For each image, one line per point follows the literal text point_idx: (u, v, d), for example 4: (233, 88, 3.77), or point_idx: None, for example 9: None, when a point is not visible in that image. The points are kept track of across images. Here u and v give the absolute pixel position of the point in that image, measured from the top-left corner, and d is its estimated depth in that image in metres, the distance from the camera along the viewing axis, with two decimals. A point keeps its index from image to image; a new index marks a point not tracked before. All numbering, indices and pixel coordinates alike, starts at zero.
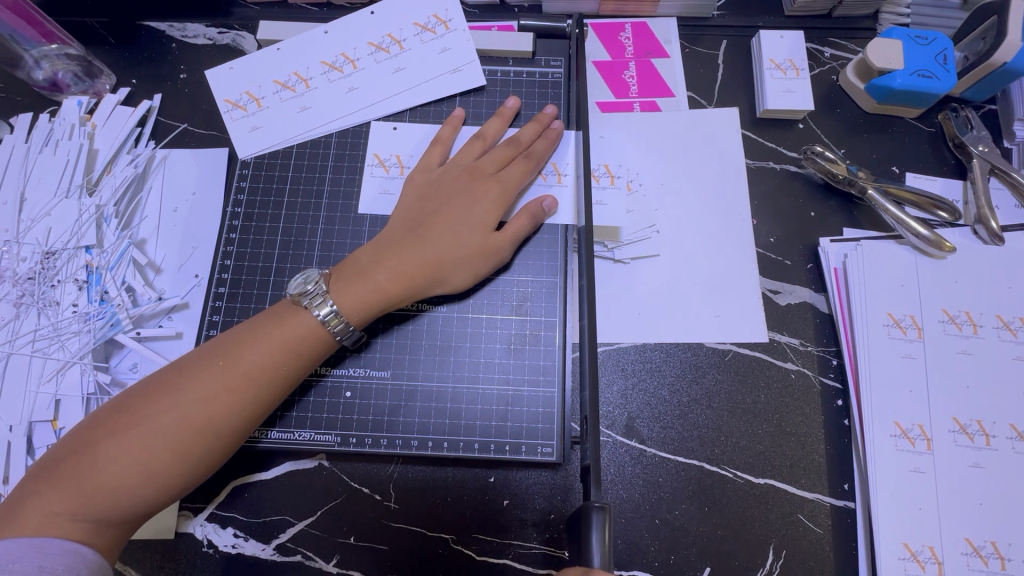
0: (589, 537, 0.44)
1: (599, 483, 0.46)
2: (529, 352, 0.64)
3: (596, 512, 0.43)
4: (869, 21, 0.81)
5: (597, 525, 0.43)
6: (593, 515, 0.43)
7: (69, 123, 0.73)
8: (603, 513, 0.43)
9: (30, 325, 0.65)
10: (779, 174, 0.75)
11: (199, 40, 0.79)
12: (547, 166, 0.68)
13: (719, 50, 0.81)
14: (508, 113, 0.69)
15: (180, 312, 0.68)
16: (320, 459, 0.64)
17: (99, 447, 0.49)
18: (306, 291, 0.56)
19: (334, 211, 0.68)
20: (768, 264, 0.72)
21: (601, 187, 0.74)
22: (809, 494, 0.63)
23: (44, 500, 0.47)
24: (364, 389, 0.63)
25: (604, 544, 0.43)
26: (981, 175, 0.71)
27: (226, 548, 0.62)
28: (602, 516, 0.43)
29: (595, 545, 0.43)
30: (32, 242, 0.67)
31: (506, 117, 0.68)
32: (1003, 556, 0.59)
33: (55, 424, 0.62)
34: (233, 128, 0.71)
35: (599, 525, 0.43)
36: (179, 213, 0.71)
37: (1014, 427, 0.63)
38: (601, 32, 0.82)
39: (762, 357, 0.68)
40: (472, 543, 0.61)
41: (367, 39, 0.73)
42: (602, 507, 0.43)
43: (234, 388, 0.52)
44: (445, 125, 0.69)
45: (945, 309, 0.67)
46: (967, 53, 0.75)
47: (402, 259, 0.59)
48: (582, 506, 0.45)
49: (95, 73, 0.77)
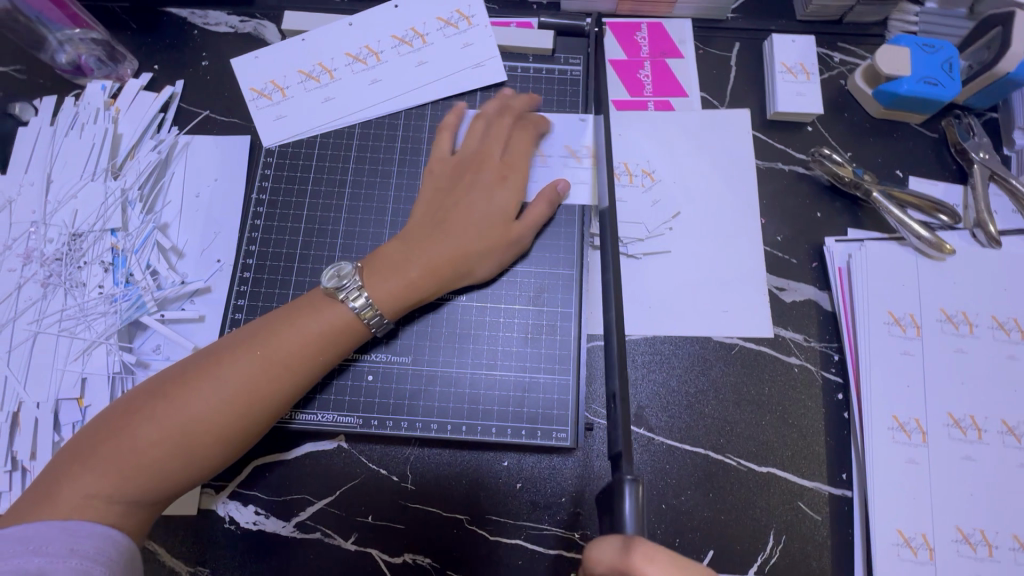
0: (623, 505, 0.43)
1: (630, 458, 0.46)
2: (545, 342, 0.66)
3: (629, 484, 0.43)
4: (878, 27, 0.83)
5: (630, 495, 0.43)
6: (626, 486, 0.43)
7: (94, 107, 0.74)
8: (636, 484, 0.43)
9: (57, 305, 0.66)
10: (788, 175, 0.77)
11: (222, 28, 0.80)
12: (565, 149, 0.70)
13: (731, 52, 0.83)
14: (527, 103, 0.71)
15: (203, 296, 0.69)
16: (340, 441, 0.66)
17: (137, 431, 0.51)
18: (341, 284, 0.58)
19: (357, 200, 0.70)
20: (774, 262, 0.74)
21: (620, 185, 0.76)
22: (809, 483, 0.66)
23: (82, 482, 0.49)
24: (386, 373, 0.65)
25: (637, 513, 0.43)
26: (981, 180, 0.74)
27: (248, 524, 0.64)
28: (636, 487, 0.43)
29: (628, 512, 0.43)
30: (58, 223, 0.69)
31: (523, 104, 0.70)
32: (991, 543, 0.62)
33: (82, 402, 0.64)
34: (258, 116, 0.72)
35: (631, 495, 0.43)
36: (202, 199, 0.73)
37: (1005, 422, 0.66)
38: (618, 32, 0.84)
39: (767, 351, 0.71)
40: (485, 523, 0.63)
41: (391, 32, 0.74)
42: (636, 479, 0.43)
43: (268, 378, 0.54)
44: (449, 113, 0.70)
45: (943, 309, 0.70)
46: (972, 62, 0.78)
47: (432, 253, 0.61)
48: (614, 479, 0.45)
49: (118, 58, 0.78)
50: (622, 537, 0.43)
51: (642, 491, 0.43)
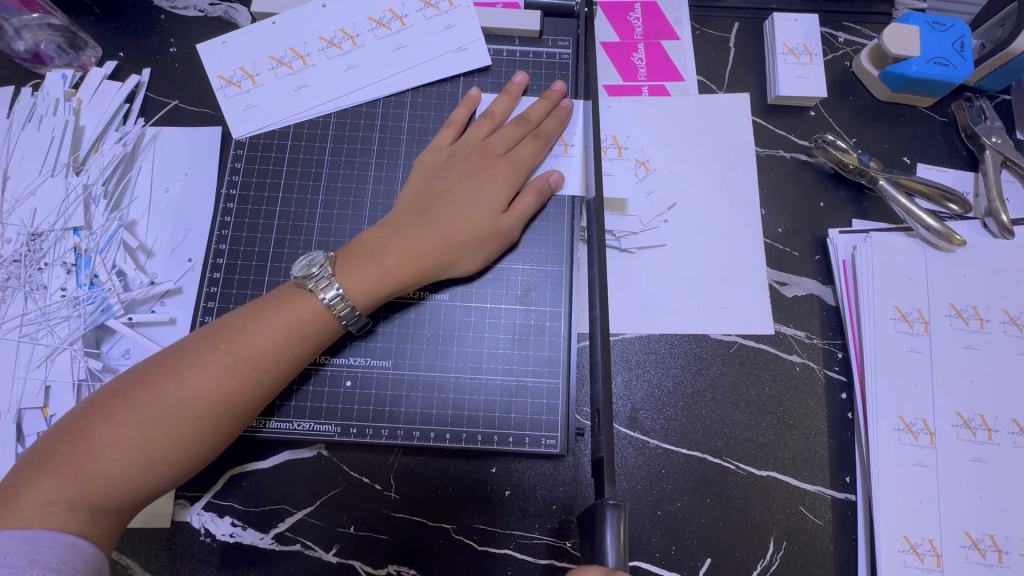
0: (603, 535, 0.43)
1: (613, 480, 0.45)
2: (533, 343, 0.62)
3: (610, 510, 0.42)
4: (885, 5, 0.79)
5: (611, 522, 0.42)
6: (606, 512, 0.42)
7: (53, 98, 0.69)
8: (617, 510, 0.42)
9: (17, 309, 0.63)
10: (789, 163, 0.73)
11: (190, 11, 0.76)
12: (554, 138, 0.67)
13: (730, 32, 0.78)
14: (516, 89, 0.66)
15: (174, 297, 0.66)
16: (319, 448, 0.63)
17: (97, 433, 0.47)
18: (311, 274, 0.54)
19: (333, 195, 0.66)
20: (775, 255, 0.70)
21: (608, 159, 0.73)
22: (811, 487, 0.63)
23: (38, 489, 0.46)
24: (365, 378, 0.62)
25: (619, 542, 0.42)
26: (993, 166, 0.70)
27: (224, 536, 0.61)
28: (618, 514, 0.42)
29: (609, 544, 0.42)
30: (17, 223, 0.65)
31: (513, 93, 0.66)
32: (1001, 549, 0.60)
33: (46, 411, 0.61)
34: (227, 105, 0.68)
35: (613, 522, 0.42)
36: (171, 194, 0.69)
37: (1016, 422, 0.63)
38: (610, 13, 0.80)
39: (767, 349, 0.68)
40: (472, 533, 0.60)
41: (367, 14, 0.69)
42: (616, 505, 0.42)
43: (235, 374, 0.51)
44: (460, 105, 0.66)
45: (952, 303, 0.66)
46: (984, 40, 0.73)
47: (411, 243, 0.58)
48: (596, 504, 0.44)
49: (79, 45, 0.73)
50: (603, 568, 0.42)
51: (623, 518, 0.42)
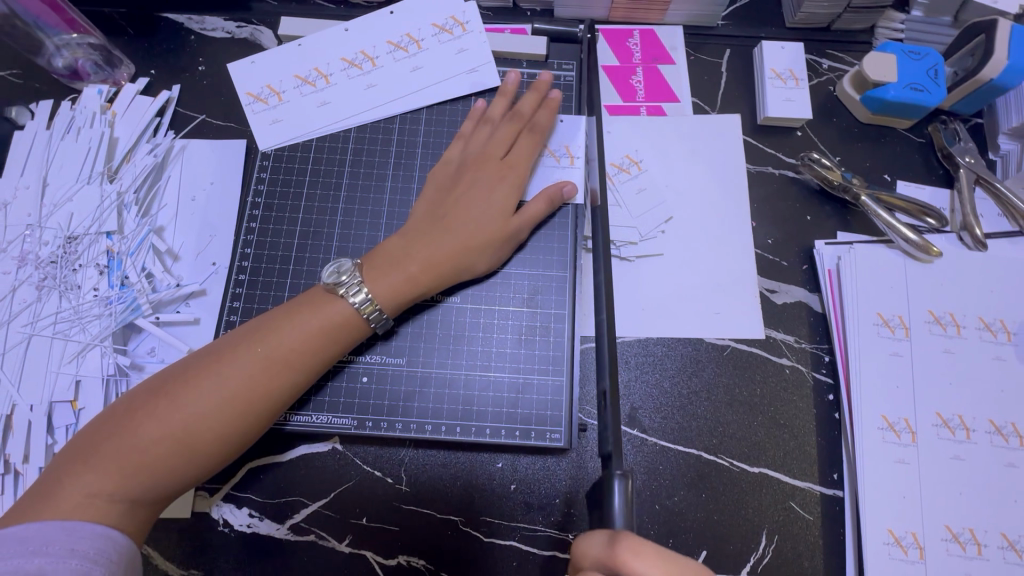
0: (612, 502, 0.45)
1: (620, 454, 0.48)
2: (538, 342, 0.66)
3: (619, 479, 0.45)
4: (865, 35, 0.85)
5: (620, 491, 0.45)
6: (615, 481, 0.45)
7: (90, 111, 0.74)
8: (625, 480, 0.45)
9: (52, 307, 0.66)
10: (778, 179, 0.79)
11: (218, 33, 0.81)
12: (560, 149, 0.71)
13: (722, 58, 0.84)
14: (509, 88, 0.71)
15: (198, 298, 0.69)
16: (334, 443, 0.66)
17: (139, 428, 0.51)
18: (341, 281, 0.58)
19: (352, 204, 0.71)
20: (765, 265, 0.75)
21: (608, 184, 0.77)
22: (800, 483, 0.67)
23: (83, 481, 0.49)
24: (380, 374, 0.65)
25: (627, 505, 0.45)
26: (968, 184, 0.74)
27: (242, 527, 0.64)
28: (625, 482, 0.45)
29: (618, 508, 0.45)
30: (54, 226, 0.69)
31: (508, 92, 0.71)
32: (980, 542, 0.63)
33: (76, 405, 0.64)
34: (254, 120, 0.73)
35: (621, 491, 0.45)
36: (198, 202, 0.73)
37: (992, 422, 0.67)
38: (610, 38, 0.85)
39: (759, 353, 0.72)
40: (480, 525, 0.64)
41: (386, 38, 0.75)
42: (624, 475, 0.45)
43: (269, 373, 0.54)
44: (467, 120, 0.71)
45: (931, 311, 0.71)
46: (957, 68, 0.79)
47: (432, 250, 0.62)
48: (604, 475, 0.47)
49: (114, 63, 0.78)
50: (610, 531, 0.44)
51: (631, 488, 0.45)
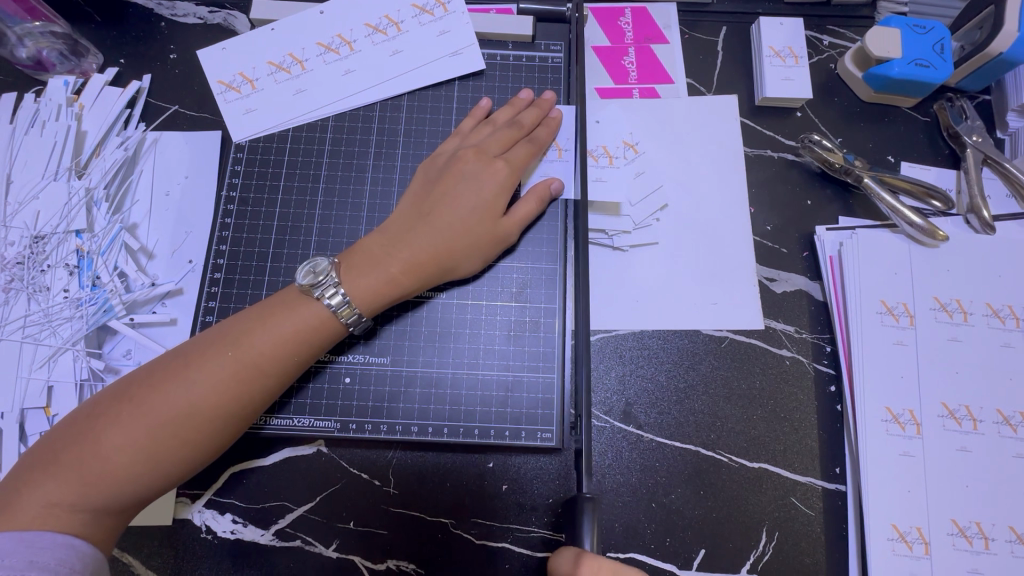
0: (582, 526, 0.47)
1: (590, 474, 0.49)
2: (528, 338, 0.64)
3: (586, 505, 0.47)
4: (868, 8, 0.81)
5: (587, 517, 0.47)
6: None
7: (56, 104, 0.70)
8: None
9: (21, 310, 0.64)
10: (777, 162, 0.75)
11: (189, 19, 0.77)
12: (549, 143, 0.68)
13: (718, 36, 0.80)
14: (521, 104, 0.68)
15: (175, 298, 0.67)
16: (319, 446, 0.64)
17: (103, 436, 0.48)
18: (317, 281, 0.55)
19: (331, 197, 0.68)
20: (764, 252, 0.72)
21: (599, 166, 0.72)
22: (801, 478, 0.65)
23: (42, 491, 0.46)
24: (364, 375, 0.63)
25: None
26: (975, 164, 0.72)
27: (225, 533, 0.62)
28: (592, 508, 0.47)
29: (586, 532, 0.47)
30: (20, 225, 0.66)
31: (544, 108, 0.67)
32: (987, 536, 0.61)
33: (49, 411, 0.61)
34: (227, 110, 0.69)
35: (589, 517, 0.47)
36: (172, 197, 0.70)
37: (1000, 412, 0.64)
38: (601, 18, 0.82)
39: (758, 344, 0.69)
40: (471, 527, 0.62)
41: (364, 21, 0.71)
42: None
43: (241, 378, 0.52)
44: (470, 116, 0.68)
45: (936, 297, 0.68)
46: (964, 42, 0.76)
47: (413, 250, 0.59)
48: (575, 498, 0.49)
49: (81, 52, 0.75)
50: (577, 550, 0.46)
51: (617, 501, 0.43)
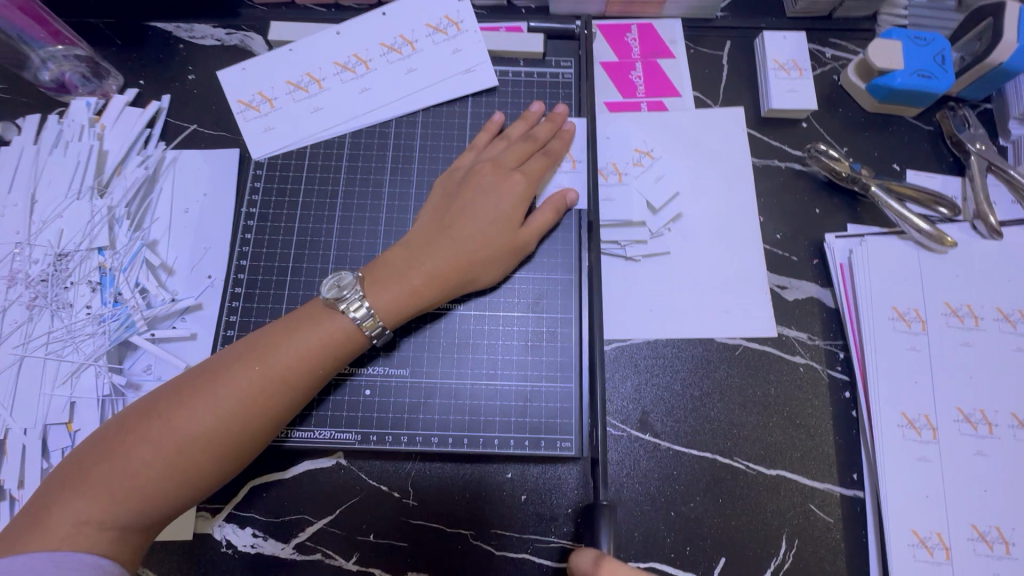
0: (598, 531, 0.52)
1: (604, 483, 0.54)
2: (545, 348, 0.64)
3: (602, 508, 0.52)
4: (869, 21, 0.83)
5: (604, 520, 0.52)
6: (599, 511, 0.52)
7: (79, 124, 0.72)
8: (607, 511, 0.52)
9: (44, 327, 0.65)
10: (784, 172, 0.77)
11: (207, 41, 0.79)
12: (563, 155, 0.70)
13: (722, 50, 0.82)
14: (533, 118, 0.69)
15: (194, 313, 0.67)
16: (338, 458, 0.64)
17: (132, 451, 0.49)
18: (341, 296, 0.57)
19: (349, 211, 0.69)
20: (775, 260, 0.73)
21: (608, 184, 0.74)
22: (819, 484, 0.65)
23: (72, 509, 0.47)
24: (384, 386, 0.63)
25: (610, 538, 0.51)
26: (979, 171, 0.73)
27: (245, 547, 0.62)
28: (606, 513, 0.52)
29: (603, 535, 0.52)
30: (43, 244, 0.67)
31: (557, 121, 0.69)
32: (1007, 541, 0.61)
33: (71, 427, 0.62)
34: (246, 128, 0.71)
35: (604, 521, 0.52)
36: (191, 214, 0.71)
37: (1015, 416, 0.65)
38: (608, 34, 0.84)
39: (771, 351, 0.70)
40: (490, 538, 0.62)
41: (379, 40, 0.73)
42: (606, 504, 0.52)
43: (267, 391, 0.53)
44: (483, 131, 0.69)
45: (947, 302, 0.69)
46: (964, 53, 0.77)
47: (435, 262, 0.60)
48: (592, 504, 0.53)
49: (102, 74, 0.77)
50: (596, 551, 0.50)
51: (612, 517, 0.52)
